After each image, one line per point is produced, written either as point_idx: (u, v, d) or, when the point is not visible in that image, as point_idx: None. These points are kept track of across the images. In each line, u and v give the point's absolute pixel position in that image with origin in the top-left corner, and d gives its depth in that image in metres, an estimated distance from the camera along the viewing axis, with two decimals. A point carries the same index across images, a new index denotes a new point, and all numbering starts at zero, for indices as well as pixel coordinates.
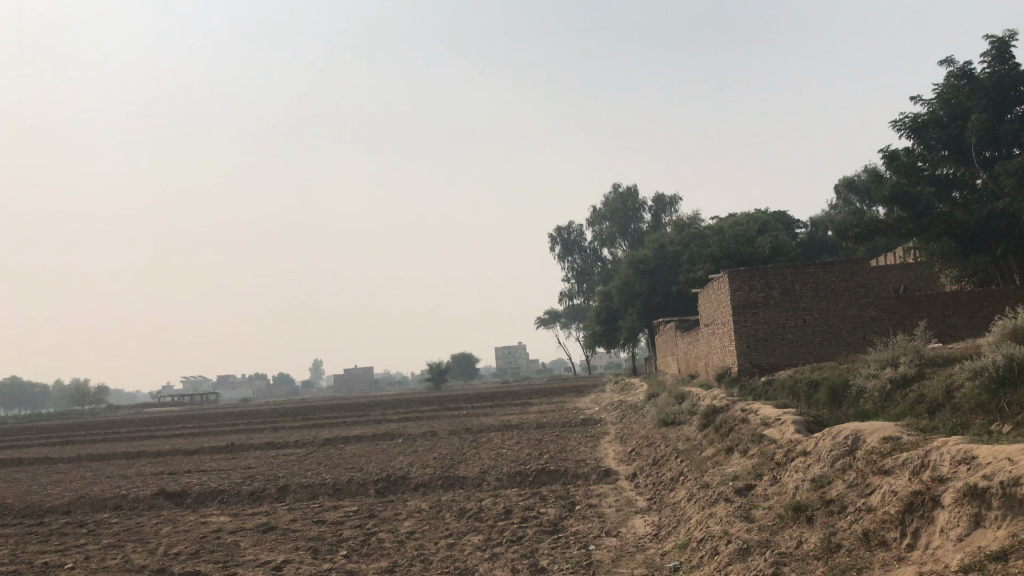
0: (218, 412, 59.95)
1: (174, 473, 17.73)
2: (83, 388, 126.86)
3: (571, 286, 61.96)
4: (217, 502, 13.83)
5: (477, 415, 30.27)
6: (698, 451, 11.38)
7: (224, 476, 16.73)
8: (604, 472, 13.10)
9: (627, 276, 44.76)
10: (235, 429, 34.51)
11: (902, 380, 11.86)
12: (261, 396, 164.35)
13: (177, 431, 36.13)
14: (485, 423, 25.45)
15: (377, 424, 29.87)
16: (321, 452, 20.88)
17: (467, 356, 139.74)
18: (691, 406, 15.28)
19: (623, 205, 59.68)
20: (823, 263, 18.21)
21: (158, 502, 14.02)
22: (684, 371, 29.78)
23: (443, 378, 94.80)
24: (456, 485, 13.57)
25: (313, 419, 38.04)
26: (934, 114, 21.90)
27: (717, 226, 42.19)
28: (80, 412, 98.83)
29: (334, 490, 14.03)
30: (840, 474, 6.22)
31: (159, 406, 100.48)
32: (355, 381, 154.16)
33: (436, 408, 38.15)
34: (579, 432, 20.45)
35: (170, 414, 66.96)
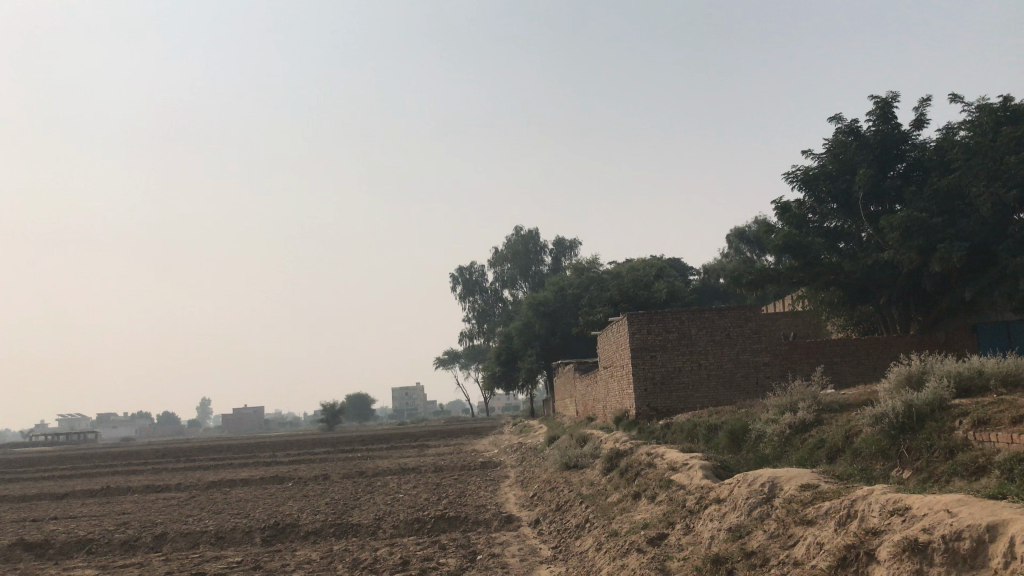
0: (93, 453, 56.24)
1: (38, 521, 16.26)
2: None
3: (471, 327, 61.50)
4: (84, 553, 12.64)
5: (372, 458, 29.37)
6: (603, 497, 11.06)
7: (95, 523, 15.40)
8: (505, 518, 12.64)
9: (527, 318, 44.70)
10: (110, 471, 32.35)
11: (800, 425, 11.89)
12: (142, 436, 156.16)
13: (45, 474, 33.57)
14: (382, 466, 24.60)
15: (267, 467, 28.50)
16: (204, 497, 19.61)
17: (363, 396, 136.93)
18: (593, 449, 15.01)
19: (525, 247, 60.00)
20: (718, 309, 18.41)
21: (16, 553, 12.72)
22: (581, 413, 29.72)
23: (337, 419, 92.42)
24: (349, 534, 12.80)
25: (198, 461, 36.10)
26: (824, 168, 22.68)
27: (615, 271, 42.71)
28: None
29: (216, 539, 13.04)
30: (758, 524, 5.99)
31: (29, 445, 93.85)
32: (244, 420, 148.63)
33: (329, 451, 36.82)
34: (478, 476, 19.94)
35: (40, 454, 62.43)
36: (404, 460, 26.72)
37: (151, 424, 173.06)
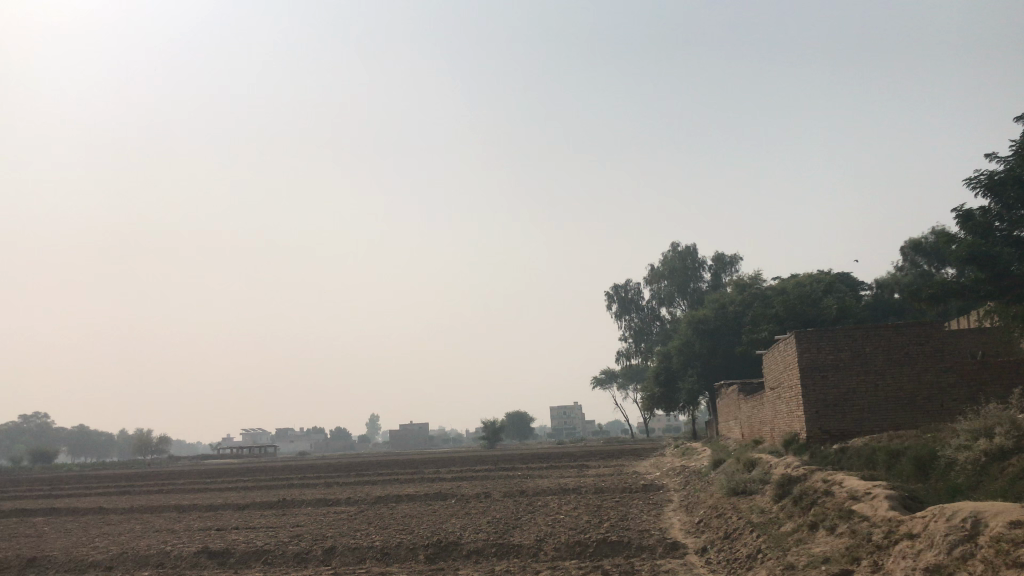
0: (272, 466, 59.32)
1: (220, 529, 17.17)
2: (145, 437, 127.06)
3: (628, 346, 60.76)
4: (260, 563, 13.19)
5: (533, 477, 29.34)
6: (775, 527, 10.41)
7: (272, 534, 16.10)
8: (670, 545, 12.16)
9: (686, 335, 43.61)
10: (287, 484, 34.01)
11: (998, 453, 10.75)
12: (316, 451, 164.36)
13: (229, 484, 35.73)
14: (541, 485, 24.48)
15: (429, 483, 29.07)
16: (372, 511, 20.14)
17: (523, 415, 138.30)
18: (763, 474, 14.22)
19: (682, 264, 58.72)
20: (895, 326, 17.16)
21: (201, 560, 13.45)
22: (747, 436, 28.52)
23: (498, 437, 93.63)
24: (510, 555, 12.71)
25: (367, 475, 37.34)
26: (1012, 171, 20.75)
27: (779, 287, 40.94)
28: (136, 462, 98.79)
29: (382, 554, 13.30)
30: (962, 566, 5.38)
31: (216, 457, 100.47)
32: (409, 437, 153.47)
33: (490, 468, 37.18)
34: (640, 499, 19.41)
35: (225, 466, 66.55)
36: (564, 480, 26.52)
37: (324, 439, 181.86)
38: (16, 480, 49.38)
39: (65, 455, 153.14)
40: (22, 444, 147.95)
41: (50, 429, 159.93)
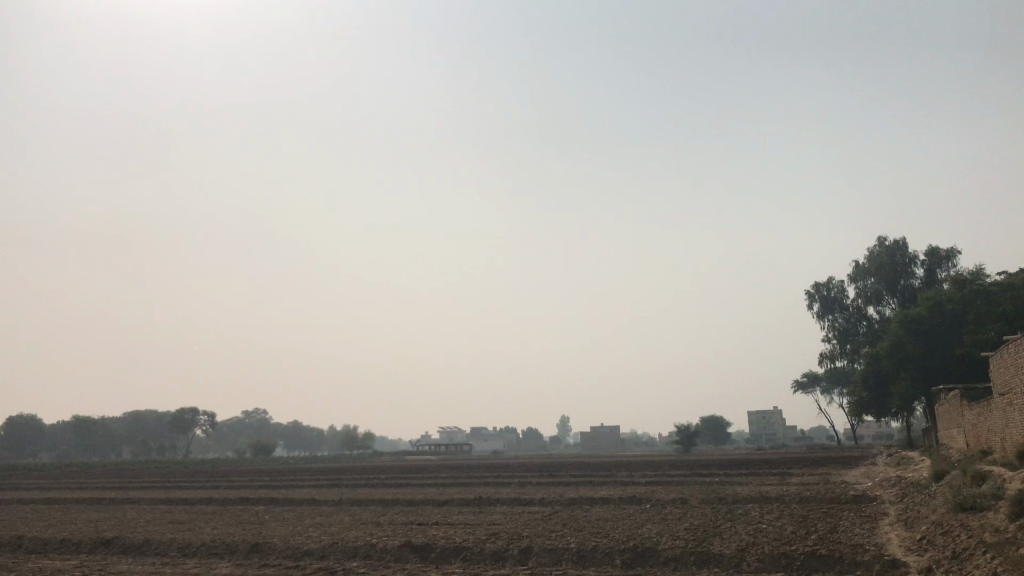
0: (469, 464, 61.11)
1: (423, 524, 17.76)
2: (353, 433, 135.04)
3: (832, 348, 57.44)
4: (460, 560, 13.48)
5: (732, 483, 28.25)
6: (1014, 549, 9.28)
7: (471, 531, 16.44)
8: (888, 562, 11.19)
9: (898, 336, 40.58)
10: (484, 482, 34.82)
11: None
12: (511, 450, 167.99)
13: (430, 481, 37.10)
14: (741, 492, 23.49)
15: (624, 486, 28.71)
16: (566, 513, 20.10)
17: (718, 419, 134.46)
18: (996, 489, 12.80)
19: (891, 260, 54.74)
20: None
21: (405, 554, 13.92)
22: (973, 446, 26.00)
23: (692, 442, 91.48)
24: (710, 565, 12.19)
25: (561, 476, 37.53)
26: None
27: (1006, 282, 37.15)
28: (345, 457, 105.21)
29: (578, 557, 13.17)
30: None
31: (416, 454, 104.97)
32: (602, 439, 153.38)
33: (686, 473, 36.25)
34: (850, 511, 18.10)
35: (425, 463, 69.34)
36: (766, 488, 25.31)
37: (518, 439, 185.54)
38: (242, 470, 53.82)
39: (283, 449, 165.66)
40: (246, 438, 161.59)
41: (269, 424, 173.85)
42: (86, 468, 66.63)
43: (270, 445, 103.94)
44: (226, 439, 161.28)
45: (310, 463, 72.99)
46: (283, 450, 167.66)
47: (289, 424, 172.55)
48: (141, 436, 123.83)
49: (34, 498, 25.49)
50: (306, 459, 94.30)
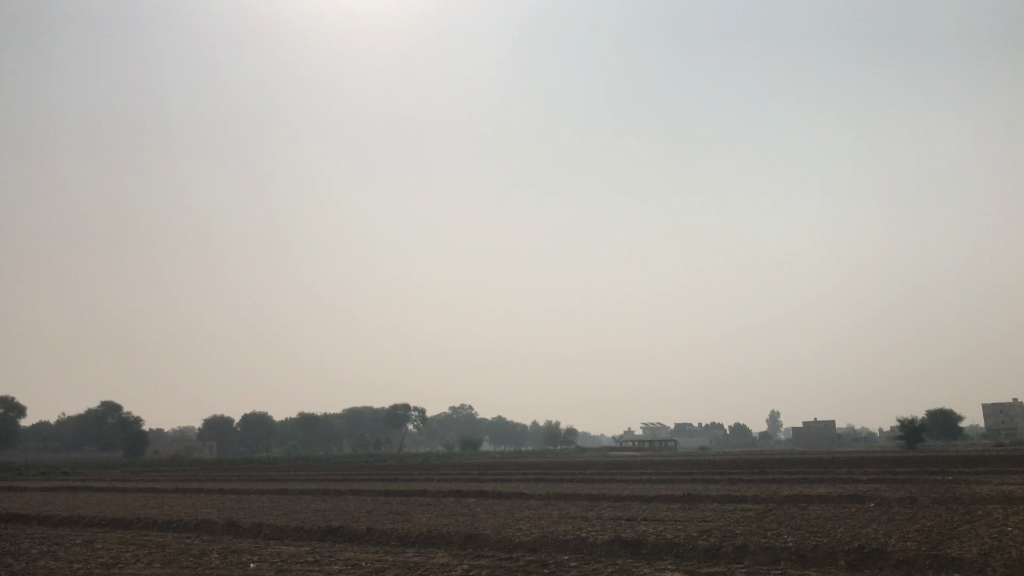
0: (675, 460, 60.07)
1: (631, 520, 17.51)
2: (556, 429, 136.91)
3: None
4: (671, 556, 13.14)
5: (968, 482, 25.80)
6: None
7: (681, 528, 16.00)
8: None
9: None
10: (691, 478, 34.01)
11: None
12: (717, 446, 163.78)
13: (635, 476, 36.74)
14: (980, 491, 21.37)
15: (844, 483, 26.98)
16: (780, 511, 19.12)
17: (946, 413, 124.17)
18: None
19: None
20: None
21: (615, 549, 13.75)
22: None
23: (918, 438, 84.97)
24: (950, 569, 11.12)
25: (773, 473, 35.94)
26: None
27: None
28: (549, 452, 106.86)
29: (798, 556, 12.45)
30: None
31: (620, 450, 104.74)
32: (814, 435, 146.06)
33: (913, 470, 33.58)
34: None
35: (630, 458, 68.98)
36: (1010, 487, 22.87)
37: (724, 435, 180.58)
38: (453, 464, 55.92)
39: (489, 444, 170.93)
40: (454, 434, 167.98)
41: (475, 420, 179.64)
42: (313, 461, 71.81)
43: (477, 440, 107.42)
44: (436, 436, 168.28)
45: (515, 457, 74.67)
46: (488, 445, 172.72)
47: (494, 420, 177.47)
48: (360, 431, 131.96)
49: (269, 488, 27.66)
50: (513, 454, 96.65)
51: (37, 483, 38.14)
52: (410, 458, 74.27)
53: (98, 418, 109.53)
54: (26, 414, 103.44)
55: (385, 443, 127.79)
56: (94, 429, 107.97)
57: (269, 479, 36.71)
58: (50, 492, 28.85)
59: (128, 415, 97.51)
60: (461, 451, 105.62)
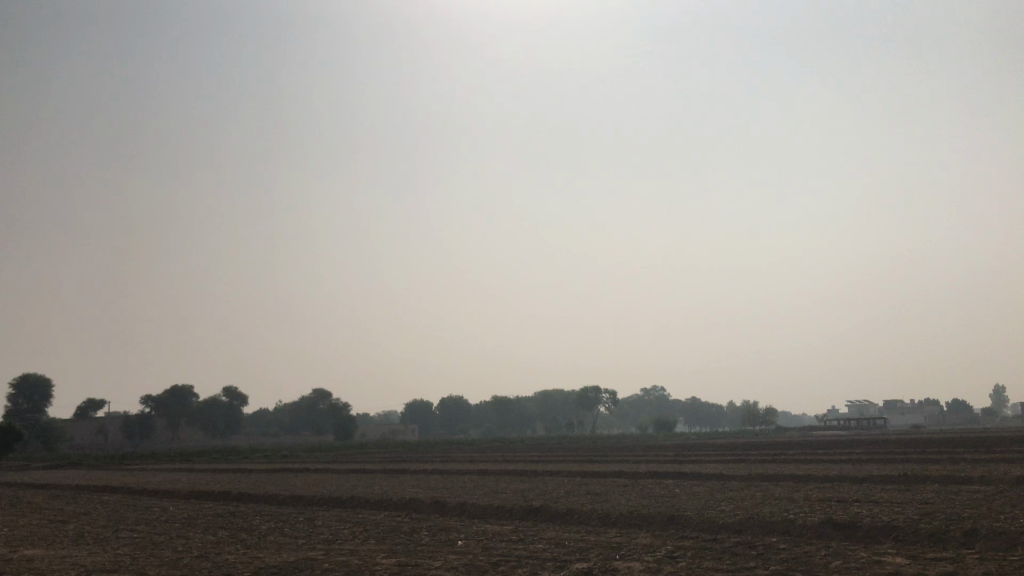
0: (889, 439, 56.45)
1: (842, 501, 16.54)
2: (753, 409, 132.66)
3: None
4: (891, 540, 12.26)
5: None
6: None
7: (900, 510, 14.91)
8: None
9: None
10: (906, 458, 31.77)
11: None
12: (932, 424, 152.69)
13: (843, 456, 34.84)
14: None
15: None
16: (1014, 493, 17.41)
17: None
18: None
19: None
20: None
21: (826, 531, 13.03)
22: None
23: None
24: None
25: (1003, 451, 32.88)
26: None
27: None
28: (748, 431, 103.69)
29: None
30: None
31: (823, 429, 99.86)
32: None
33: None
34: None
35: (837, 436, 65.58)
36: None
37: (939, 412, 168.07)
38: (649, 446, 55.50)
39: (683, 425, 168.47)
40: (646, 416, 166.77)
41: (667, 402, 177.40)
42: (512, 444, 73.68)
43: (671, 422, 106.15)
44: (628, 418, 167.71)
45: (712, 439, 73.09)
46: (682, 427, 170.12)
47: (686, 402, 174.54)
48: (553, 413, 134.02)
49: (470, 469, 28.54)
50: (709, 434, 94.56)
51: (267, 465, 41.60)
52: (605, 439, 74.54)
53: (311, 405, 118.10)
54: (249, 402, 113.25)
55: (578, 425, 129.01)
56: (309, 416, 116.47)
57: (471, 461, 37.93)
58: (277, 473, 31.29)
59: (338, 401, 104.36)
60: (654, 432, 104.80)
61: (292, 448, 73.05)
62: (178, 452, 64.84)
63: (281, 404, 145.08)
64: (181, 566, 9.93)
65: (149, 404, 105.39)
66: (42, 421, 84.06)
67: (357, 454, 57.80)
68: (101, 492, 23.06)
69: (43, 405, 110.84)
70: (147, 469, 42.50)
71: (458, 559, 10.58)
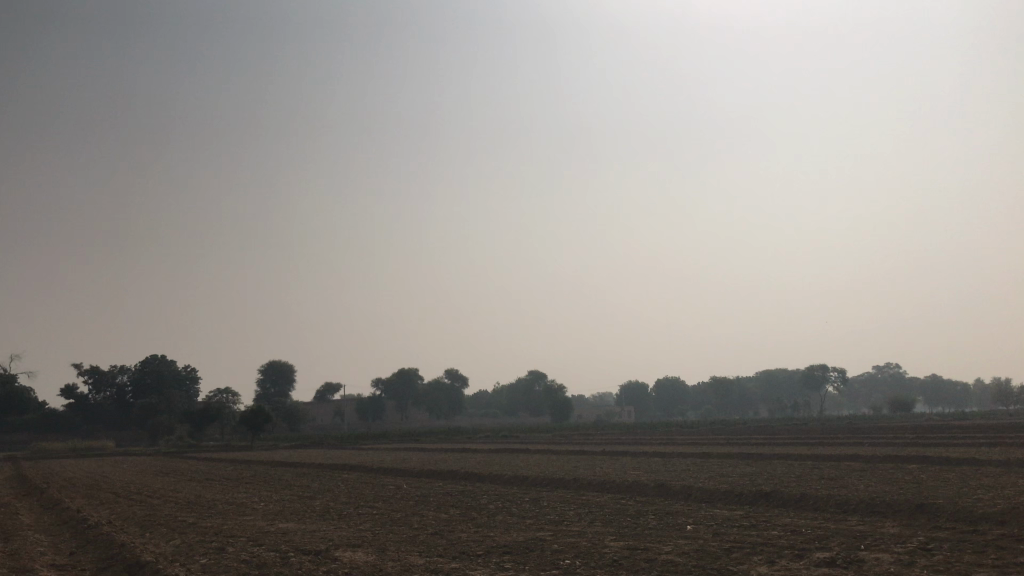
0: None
1: None
2: (1005, 386, 120.37)
3: None
4: None
5: None
6: None
7: None
8: None
9: None
10: None
11: None
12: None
13: None
14: None
15: None
16: None
17: None
18: None
19: None
20: None
21: None
22: None
23: None
24: None
25: None
26: None
27: None
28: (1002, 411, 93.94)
29: None
30: None
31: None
32: None
33: None
34: None
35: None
36: None
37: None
38: (889, 427, 51.96)
39: (921, 404, 156.13)
40: (878, 395, 156.24)
41: (901, 381, 165.41)
42: (736, 424, 71.59)
43: (909, 401, 98.86)
44: (859, 397, 157.93)
45: (963, 419, 66.85)
46: (920, 407, 157.98)
47: (924, 380, 161.92)
48: (774, 393, 128.82)
49: (693, 451, 27.94)
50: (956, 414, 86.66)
51: (492, 445, 43.12)
52: (837, 420, 70.51)
53: (527, 386, 121.49)
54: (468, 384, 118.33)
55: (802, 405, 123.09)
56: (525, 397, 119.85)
57: (692, 444, 37.25)
58: (501, 453, 32.24)
59: (552, 382, 106.34)
60: (890, 413, 97.72)
61: (511, 429, 75.32)
62: (409, 432, 68.75)
63: (500, 386, 150.25)
64: (419, 542, 10.29)
65: (378, 387, 112.87)
66: (289, 404, 92.12)
67: (577, 435, 58.63)
68: (344, 470, 24.77)
69: (288, 389, 121.48)
70: (384, 448, 45.43)
71: (689, 545, 10.22)
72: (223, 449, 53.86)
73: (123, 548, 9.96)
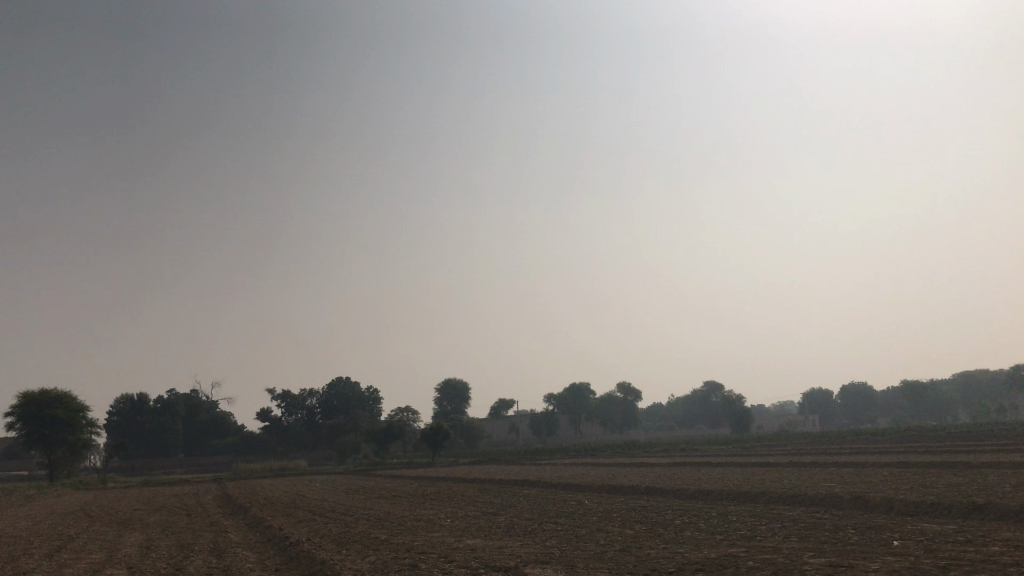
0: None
1: None
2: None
3: None
4: None
5: None
6: None
7: None
8: None
9: None
10: None
11: None
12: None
13: None
14: None
15: None
16: None
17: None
18: None
19: None
20: None
21: None
22: None
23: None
24: None
25: None
26: None
27: None
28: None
29: None
30: None
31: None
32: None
33: None
34: None
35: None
36: None
37: None
38: None
39: None
40: None
41: None
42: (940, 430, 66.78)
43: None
44: None
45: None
46: None
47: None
48: (975, 396, 119.24)
49: (892, 461, 26.17)
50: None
51: (675, 458, 42.40)
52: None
53: (705, 397, 119.23)
54: (641, 396, 117.42)
55: (1008, 407, 113.06)
56: (701, 407, 117.52)
57: (891, 452, 35.04)
58: (685, 467, 31.53)
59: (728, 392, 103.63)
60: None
61: (690, 441, 73.73)
62: (585, 447, 68.64)
63: (675, 399, 148.01)
64: (607, 559, 10.11)
65: (553, 401, 114.23)
66: (465, 420, 94.47)
67: (763, 446, 56.52)
68: (526, 486, 25.04)
69: (464, 406, 124.99)
70: (564, 463, 45.70)
71: (899, 562, 9.45)
72: (409, 467, 55.93)
73: (323, 565, 10.37)
